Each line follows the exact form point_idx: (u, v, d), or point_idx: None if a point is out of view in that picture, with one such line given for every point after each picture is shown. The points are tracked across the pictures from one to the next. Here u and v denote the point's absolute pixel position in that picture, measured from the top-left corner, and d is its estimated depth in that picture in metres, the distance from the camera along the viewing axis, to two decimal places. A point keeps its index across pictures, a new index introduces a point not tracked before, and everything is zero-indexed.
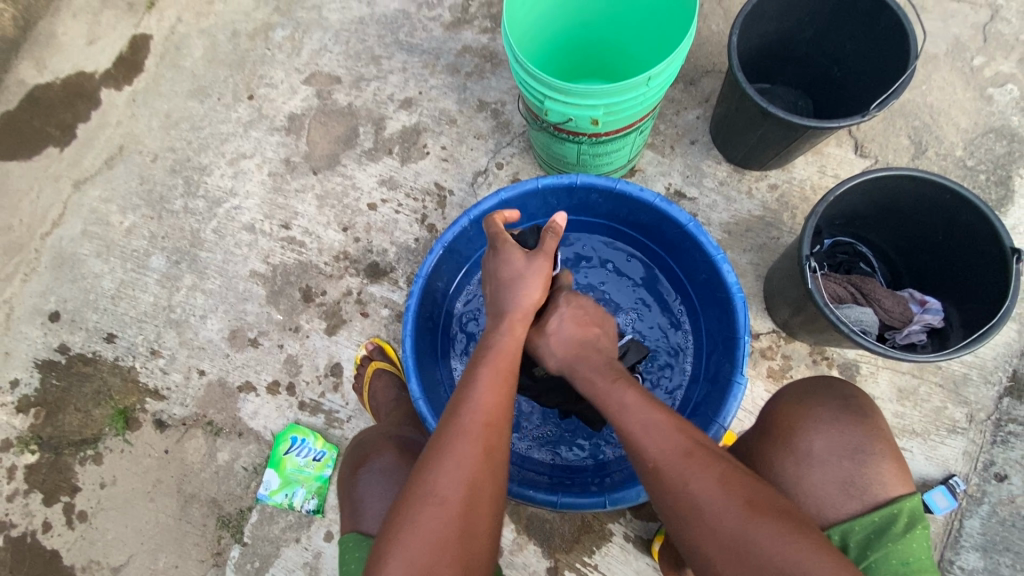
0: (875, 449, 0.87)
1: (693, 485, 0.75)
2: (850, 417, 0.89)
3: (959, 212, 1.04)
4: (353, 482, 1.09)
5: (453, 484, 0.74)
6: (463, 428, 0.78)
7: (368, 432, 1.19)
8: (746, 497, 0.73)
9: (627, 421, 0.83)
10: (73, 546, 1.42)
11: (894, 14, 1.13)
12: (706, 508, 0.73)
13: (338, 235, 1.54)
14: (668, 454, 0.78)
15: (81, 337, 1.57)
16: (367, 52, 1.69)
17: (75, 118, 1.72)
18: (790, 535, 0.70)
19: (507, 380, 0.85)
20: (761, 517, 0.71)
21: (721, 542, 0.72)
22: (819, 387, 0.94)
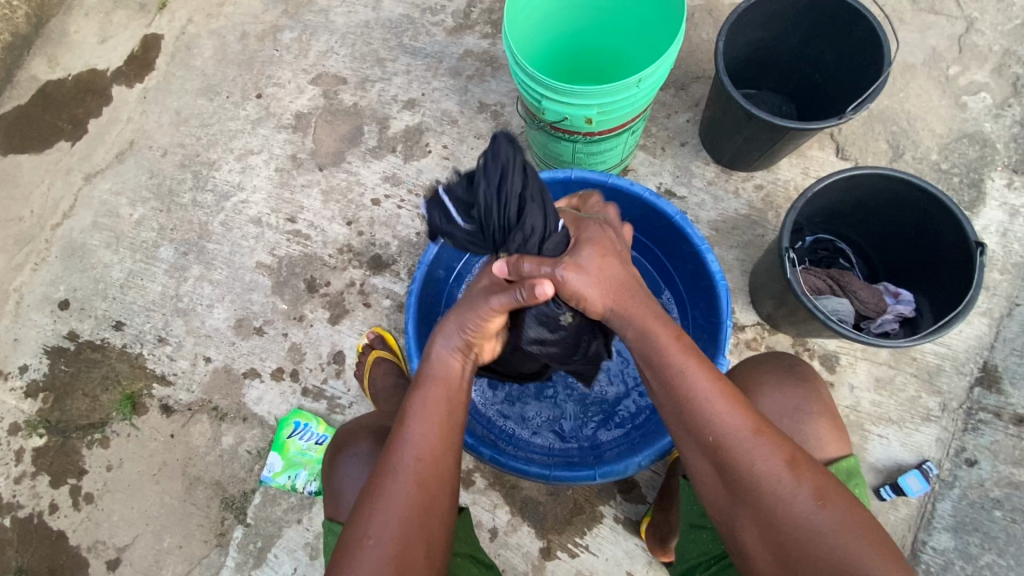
0: (813, 410, 0.97)
1: (757, 465, 0.77)
2: (793, 380, 0.99)
3: (929, 209, 1.11)
4: (335, 467, 1.10)
5: (382, 531, 0.78)
6: (398, 468, 0.83)
7: (354, 420, 1.20)
8: (812, 483, 0.76)
9: (693, 390, 0.82)
10: (79, 528, 1.46)
11: (869, 24, 1.21)
12: (767, 487, 0.76)
13: (343, 229, 1.60)
14: (732, 432, 0.79)
15: (90, 324, 1.61)
16: (372, 54, 1.75)
17: (87, 113, 1.78)
18: (852, 524, 0.72)
19: (445, 412, 0.89)
20: (826, 503, 0.74)
21: (778, 523, 0.75)
22: (767, 358, 1.03)
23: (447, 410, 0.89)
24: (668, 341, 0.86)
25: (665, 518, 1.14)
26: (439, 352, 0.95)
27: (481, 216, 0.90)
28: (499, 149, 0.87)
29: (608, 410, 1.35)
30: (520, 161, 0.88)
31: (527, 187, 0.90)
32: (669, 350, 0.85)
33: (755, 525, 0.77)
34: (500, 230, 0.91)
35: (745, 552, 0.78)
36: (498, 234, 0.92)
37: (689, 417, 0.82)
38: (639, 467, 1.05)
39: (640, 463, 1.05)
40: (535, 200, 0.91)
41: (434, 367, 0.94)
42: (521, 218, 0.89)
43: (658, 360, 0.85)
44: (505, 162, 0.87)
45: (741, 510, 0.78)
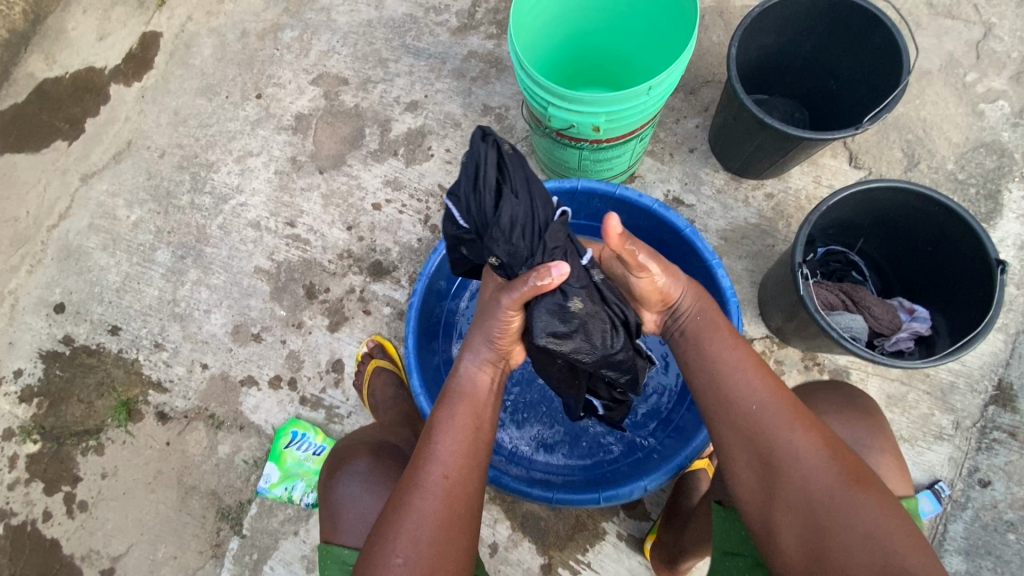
0: (875, 444, 0.94)
1: (794, 436, 0.77)
2: (852, 412, 0.96)
3: (947, 224, 1.08)
4: (333, 487, 1.07)
5: (410, 549, 0.77)
6: (422, 483, 0.81)
7: (346, 440, 1.17)
8: (847, 462, 0.76)
9: (735, 366, 0.84)
10: (73, 536, 1.44)
11: (888, 31, 1.17)
12: (803, 464, 0.76)
13: (343, 233, 1.57)
14: (771, 404, 0.80)
15: (86, 329, 1.59)
16: (375, 55, 1.72)
17: (84, 112, 1.75)
18: (886, 508, 0.72)
19: (470, 426, 0.87)
20: (860, 482, 0.74)
21: (809, 493, 0.74)
22: (825, 389, 1.00)
23: (475, 426, 0.88)
24: (711, 322, 0.91)
25: (672, 539, 1.11)
26: (468, 367, 0.93)
27: (464, 216, 0.90)
28: (475, 148, 0.87)
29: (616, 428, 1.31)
30: (495, 156, 0.86)
31: (501, 182, 0.86)
32: (715, 334, 0.89)
33: (789, 501, 0.76)
34: (482, 229, 0.88)
35: (774, 524, 0.77)
36: (481, 232, 0.89)
37: (727, 392, 0.83)
38: (644, 492, 1.02)
39: (646, 487, 1.02)
40: (516, 192, 0.86)
41: (463, 384, 0.91)
42: (495, 213, 0.85)
43: (704, 342, 0.89)
44: (478, 161, 0.86)
45: (774, 485, 0.77)
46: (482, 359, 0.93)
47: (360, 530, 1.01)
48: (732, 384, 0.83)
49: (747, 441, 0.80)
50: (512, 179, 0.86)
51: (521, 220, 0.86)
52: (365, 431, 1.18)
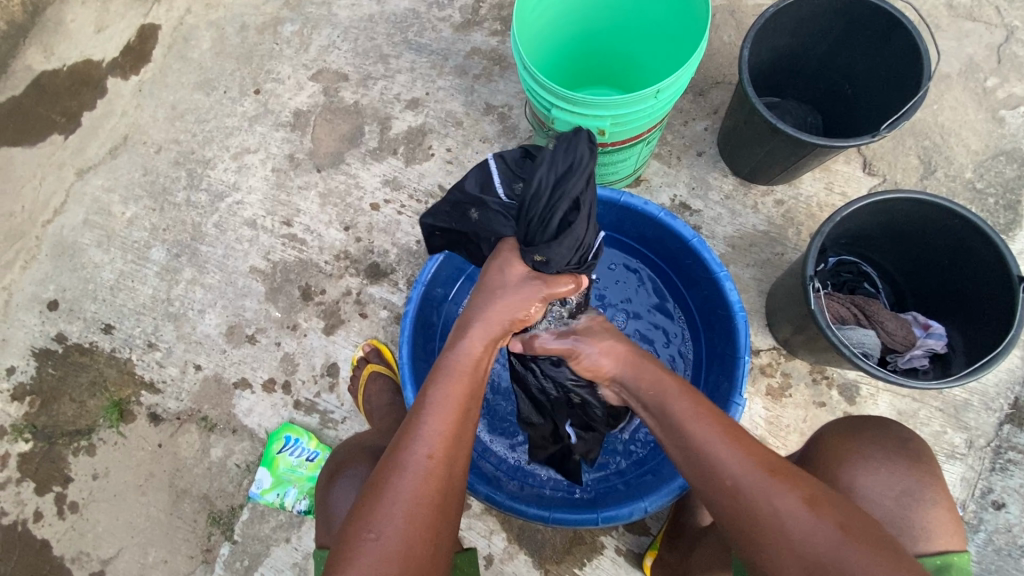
0: (925, 496, 0.85)
1: (775, 502, 0.73)
2: (902, 458, 0.87)
3: (967, 237, 1.04)
4: (331, 491, 1.03)
5: (384, 524, 0.73)
6: (406, 462, 0.77)
7: (345, 444, 1.14)
8: (838, 521, 0.71)
9: (699, 435, 0.81)
10: (63, 537, 1.42)
11: (908, 34, 1.12)
12: (792, 529, 0.71)
13: (340, 234, 1.53)
14: (746, 471, 0.76)
15: (79, 327, 1.56)
16: (375, 50, 1.68)
17: (81, 106, 1.71)
18: (884, 562, 0.67)
19: (462, 406, 0.84)
20: (856, 541, 0.69)
21: (806, 563, 0.70)
22: (870, 424, 0.92)
23: (462, 406, 0.84)
24: (670, 388, 0.89)
25: (676, 560, 1.08)
26: (464, 344, 0.91)
27: (530, 198, 0.98)
28: (576, 149, 0.96)
29: (622, 442, 1.28)
30: (586, 166, 0.96)
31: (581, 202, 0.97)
32: (677, 400, 0.86)
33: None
34: (547, 236, 0.98)
35: None
36: (532, 223, 0.98)
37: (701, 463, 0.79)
38: (645, 514, 0.98)
39: (646, 508, 0.99)
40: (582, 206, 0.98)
41: (456, 360, 0.89)
42: (568, 229, 0.98)
43: (671, 408, 0.86)
44: (574, 178, 0.95)
45: (772, 557, 0.72)
46: (478, 336, 0.92)
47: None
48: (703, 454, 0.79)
49: (734, 514, 0.75)
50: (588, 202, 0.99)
51: (580, 239, 1.01)
52: (359, 438, 1.15)
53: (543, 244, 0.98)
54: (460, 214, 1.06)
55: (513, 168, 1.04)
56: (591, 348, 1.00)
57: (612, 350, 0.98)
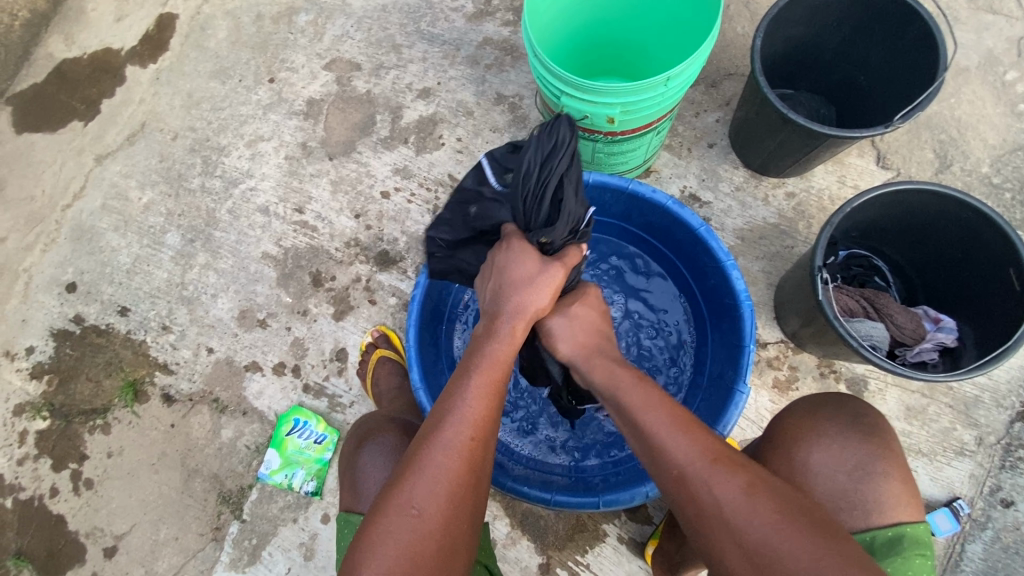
0: (880, 468, 0.84)
1: (715, 490, 0.70)
2: (857, 433, 0.86)
3: (981, 231, 1.03)
4: (356, 458, 1.06)
5: (427, 501, 0.74)
6: (446, 441, 0.77)
7: (370, 414, 1.16)
8: (775, 508, 0.68)
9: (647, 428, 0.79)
10: (78, 513, 1.46)
11: (925, 24, 1.11)
12: (732, 512, 0.69)
13: (351, 221, 1.55)
14: (691, 460, 0.73)
15: (96, 309, 1.60)
16: (388, 40, 1.69)
17: (100, 93, 1.75)
18: (819, 544, 0.64)
19: (497, 391, 0.84)
20: (794, 524, 0.66)
21: (746, 554, 0.66)
22: (828, 403, 0.91)
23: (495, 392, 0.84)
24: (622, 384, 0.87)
25: (674, 548, 1.08)
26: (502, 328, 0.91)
27: (521, 184, 1.00)
28: (561, 132, 0.98)
29: None
30: (574, 145, 1.00)
31: (570, 178, 1.01)
32: (630, 390, 0.86)
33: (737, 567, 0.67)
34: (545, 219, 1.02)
35: None
36: (528, 210, 1.02)
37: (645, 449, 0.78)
38: (646, 498, 0.98)
39: (648, 493, 0.99)
40: (574, 182, 1.02)
41: (495, 345, 0.89)
42: (564, 206, 1.02)
43: (621, 398, 0.85)
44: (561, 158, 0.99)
45: (711, 544, 0.70)
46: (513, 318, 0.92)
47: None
48: (647, 439, 0.78)
49: (677, 498, 0.73)
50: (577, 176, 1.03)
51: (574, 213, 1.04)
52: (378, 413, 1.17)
53: (541, 226, 1.02)
54: (461, 215, 1.09)
55: (499, 156, 1.07)
56: (558, 329, 1.01)
57: (571, 336, 1.00)
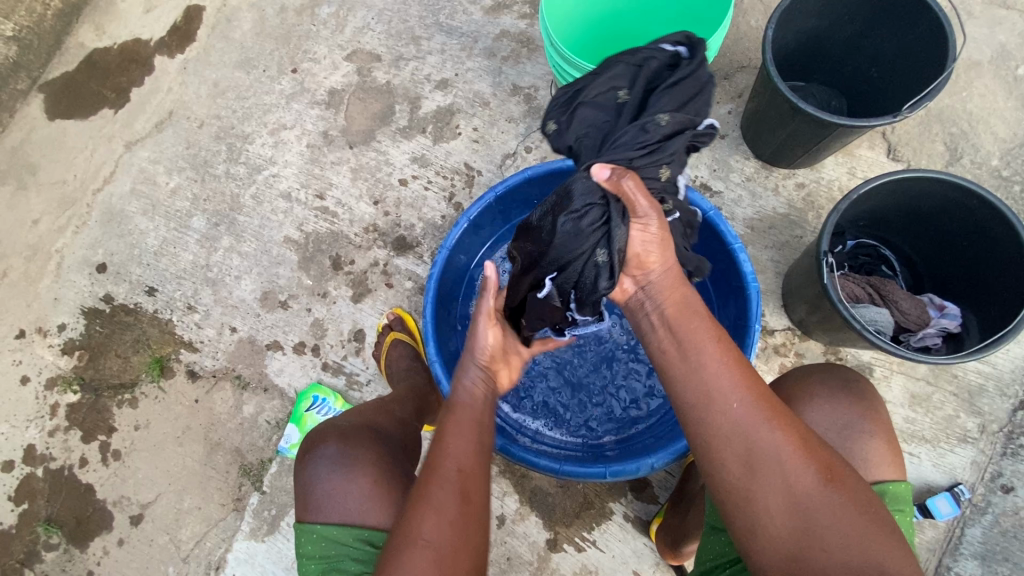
0: (866, 427, 0.89)
1: (777, 435, 0.74)
2: (847, 394, 0.91)
3: (985, 218, 1.05)
4: (303, 470, 1.04)
5: (436, 529, 0.78)
6: (439, 475, 0.82)
7: (321, 423, 1.14)
8: (824, 462, 0.74)
9: (710, 367, 0.78)
10: (106, 482, 1.52)
11: (935, 17, 1.13)
12: (790, 466, 0.72)
13: (369, 208, 1.60)
14: (754, 405, 0.75)
15: (125, 289, 1.67)
16: (408, 32, 1.73)
17: (130, 82, 1.81)
18: (857, 505, 0.72)
19: (476, 430, 0.89)
20: (838, 481, 0.73)
21: (793, 497, 0.72)
22: (824, 370, 0.95)
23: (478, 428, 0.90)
24: (689, 315, 0.85)
25: (676, 521, 1.12)
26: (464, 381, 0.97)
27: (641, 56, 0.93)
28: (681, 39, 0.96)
29: (631, 408, 1.34)
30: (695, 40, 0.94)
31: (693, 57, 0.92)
32: (693, 323, 0.83)
33: (775, 505, 0.72)
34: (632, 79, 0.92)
35: (762, 531, 0.73)
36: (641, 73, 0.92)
37: (706, 394, 0.77)
38: (651, 469, 1.04)
39: (653, 464, 1.04)
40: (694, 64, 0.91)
41: (461, 394, 0.95)
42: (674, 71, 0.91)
43: (681, 330, 0.83)
44: (682, 47, 0.93)
45: (756, 490, 0.73)
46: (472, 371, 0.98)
47: (327, 509, 0.99)
48: (713, 386, 0.77)
49: (728, 441, 0.75)
50: (703, 70, 0.90)
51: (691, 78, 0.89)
52: (351, 412, 1.17)
53: (628, 77, 0.91)
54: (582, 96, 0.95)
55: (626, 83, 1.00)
56: (651, 232, 0.86)
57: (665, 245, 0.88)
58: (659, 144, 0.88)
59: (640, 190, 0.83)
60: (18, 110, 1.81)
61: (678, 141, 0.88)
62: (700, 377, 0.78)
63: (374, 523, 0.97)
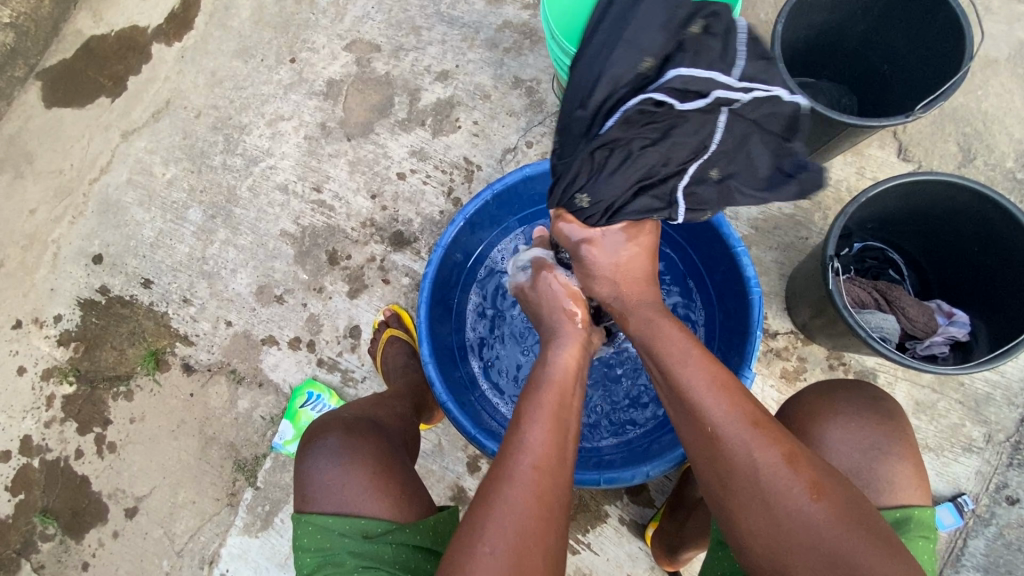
0: (892, 450, 0.86)
1: (755, 455, 0.71)
2: (874, 414, 0.88)
3: (998, 224, 1.02)
4: (302, 461, 1.02)
5: (499, 538, 0.71)
6: (512, 471, 0.75)
7: (325, 414, 1.12)
8: (810, 478, 0.71)
9: (690, 382, 0.78)
10: (102, 474, 1.52)
11: (951, 13, 1.09)
12: (771, 485, 0.70)
13: (367, 202, 1.58)
14: (732, 423, 0.74)
15: (121, 280, 1.65)
16: (409, 22, 1.70)
17: (127, 70, 1.78)
18: (847, 523, 0.68)
19: (557, 416, 0.82)
20: (824, 498, 0.70)
21: (774, 518, 0.70)
22: (848, 387, 0.93)
23: (561, 414, 0.83)
24: (664, 329, 0.87)
25: (674, 529, 1.11)
26: (554, 359, 0.92)
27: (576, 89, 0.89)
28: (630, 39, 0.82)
29: (629, 411, 1.33)
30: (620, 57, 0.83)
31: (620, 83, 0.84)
32: (667, 338, 0.85)
33: (753, 523, 0.71)
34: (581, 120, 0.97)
35: (743, 544, 0.73)
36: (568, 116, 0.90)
37: (686, 406, 0.77)
38: (646, 478, 1.02)
39: (649, 473, 1.02)
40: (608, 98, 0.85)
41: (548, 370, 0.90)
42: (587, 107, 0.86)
43: (657, 346, 0.85)
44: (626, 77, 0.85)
45: (734, 506, 0.72)
46: (568, 345, 0.95)
47: (325, 502, 0.97)
48: (692, 404, 0.77)
49: (703, 456, 0.75)
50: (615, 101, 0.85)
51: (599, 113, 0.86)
52: (350, 406, 1.15)
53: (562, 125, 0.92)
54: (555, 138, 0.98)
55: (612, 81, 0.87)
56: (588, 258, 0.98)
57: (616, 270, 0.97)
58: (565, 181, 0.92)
59: (571, 224, 0.97)
60: (15, 98, 1.79)
61: (578, 174, 0.90)
62: (681, 390, 0.78)
63: (371, 516, 0.95)
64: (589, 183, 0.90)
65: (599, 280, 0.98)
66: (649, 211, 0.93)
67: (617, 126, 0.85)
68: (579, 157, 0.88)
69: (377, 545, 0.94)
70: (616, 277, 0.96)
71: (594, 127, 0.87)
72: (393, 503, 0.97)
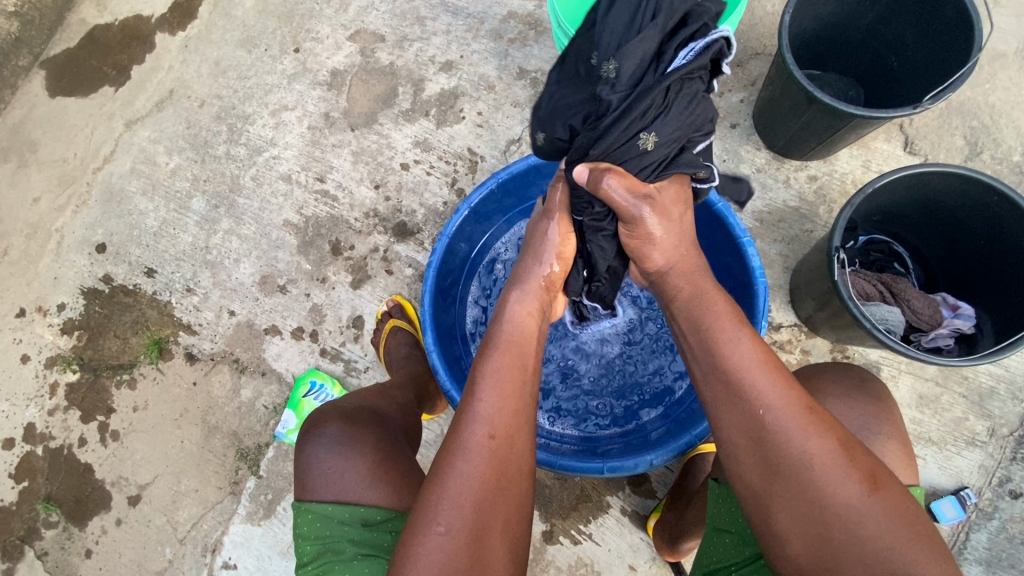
0: (882, 430, 0.86)
1: (810, 443, 0.71)
2: (863, 395, 0.89)
3: (1006, 216, 1.02)
4: (301, 450, 1.02)
5: (452, 516, 0.73)
6: (468, 443, 0.77)
7: (324, 404, 1.12)
8: (865, 472, 0.71)
9: (743, 365, 0.77)
10: (105, 462, 1.53)
11: (959, 5, 1.08)
12: (819, 472, 0.70)
13: (370, 192, 1.58)
14: (785, 410, 0.73)
15: (124, 269, 1.66)
16: (413, 12, 1.69)
17: (131, 60, 1.78)
18: (901, 518, 0.68)
19: (514, 378, 0.83)
20: (880, 492, 0.70)
21: (812, 512, 0.70)
22: (835, 367, 0.93)
23: (518, 380, 0.83)
24: (719, 308, 0.85)
25: (674, 519, 1.11)
26: (510, 315, 0.93)
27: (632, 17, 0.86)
28: None
29: (636, 399, 1.33)
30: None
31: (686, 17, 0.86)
32: (718, 319, 0.83)
33: (787, 517, 0.71)
34: (584, 61, 0.92)
35: (778, 540, 0.72)
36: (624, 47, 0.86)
37: (740, 391, 0.76)
38: (649, 467, 1.02)
39: (651, 462, 1.02)
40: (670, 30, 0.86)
41: (506, 328, 0.90)
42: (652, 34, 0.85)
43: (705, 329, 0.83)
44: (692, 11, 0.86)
45: (777, 498, 0.72)
46: (527, 298, 0.96)
47: (324, 491, 0.97)
48: (746, 387, 0.76)
49: (748, 447, 0.75)
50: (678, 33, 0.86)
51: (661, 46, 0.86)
52: (350, 396, 1.15)
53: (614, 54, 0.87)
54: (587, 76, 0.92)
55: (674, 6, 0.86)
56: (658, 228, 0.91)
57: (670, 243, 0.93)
58: (629, 117, 0.87)
59: (619, 187, 0.88)
60: (19, 87, 1.79)
61: (646, 112, 0.86)
62: (731, 374, 0.77)
63: (370, 503, 0.95)
64: (658, 121, 0.87)
65: (658, 245, 0.93)
66: (696, 167, 0.95)
67: (688, 59, 0.86)
68: (654, 88, 0.85)
69: (376, 534, 0.94)
70: (678, 245, 0.93)
71: (663, 61, 0.86)
72: (392, 492, 0.97)
